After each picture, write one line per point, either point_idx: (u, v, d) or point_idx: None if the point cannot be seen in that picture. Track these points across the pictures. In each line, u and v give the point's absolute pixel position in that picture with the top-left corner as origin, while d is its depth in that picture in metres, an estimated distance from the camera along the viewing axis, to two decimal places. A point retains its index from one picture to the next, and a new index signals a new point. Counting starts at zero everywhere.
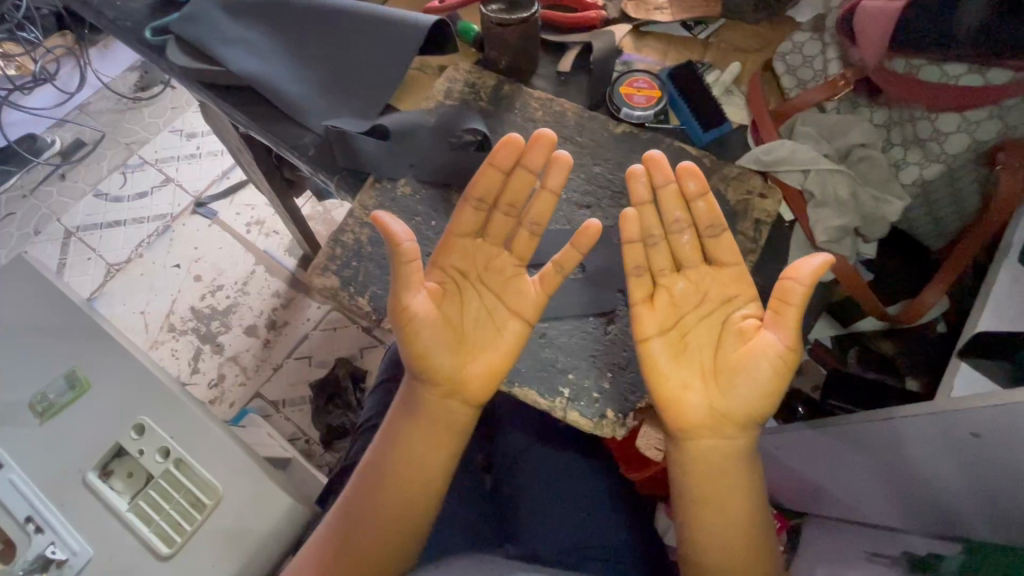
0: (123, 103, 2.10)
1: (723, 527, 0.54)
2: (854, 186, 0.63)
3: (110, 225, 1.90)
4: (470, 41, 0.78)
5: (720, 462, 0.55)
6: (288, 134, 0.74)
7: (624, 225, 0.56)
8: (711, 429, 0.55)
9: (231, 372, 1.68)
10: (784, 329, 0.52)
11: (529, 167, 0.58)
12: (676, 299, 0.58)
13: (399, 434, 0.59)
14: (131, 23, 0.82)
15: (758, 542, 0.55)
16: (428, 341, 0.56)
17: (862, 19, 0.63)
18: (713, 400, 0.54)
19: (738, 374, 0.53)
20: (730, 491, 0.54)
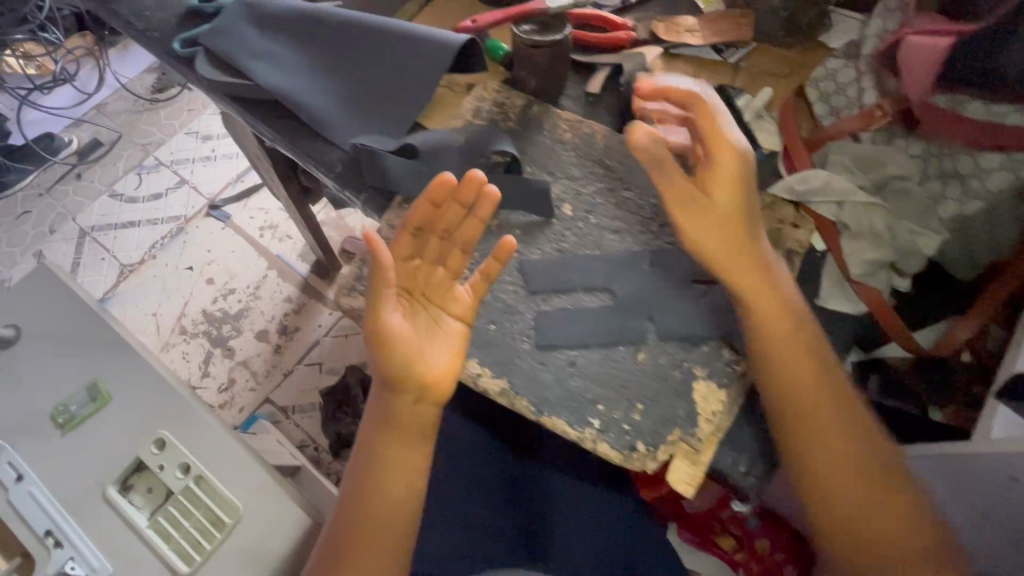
0: (140, 104, 2.11)
1: (836, 462, 0.57)
2: (890, 219, 0.62)
3: (124, 225, 1.90)
4: (499, 60, 0.77)
5: (813, 400, 0.58)
6: (315, 150, 0.74)
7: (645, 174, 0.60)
8: (788, 379, 0.58)
9: (241, 376, 1.68)
10: (716, 186, 0.60)
11: (455, 197, 0.60)
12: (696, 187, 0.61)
13: (375, 446, 0.62)
14: (160, 33, 0.82)
15: (877, 454, 0.58)
16: (394, 364, 0.59)
17: (911, 50, 0.63)
18: (777, 351, 0.58)
19: (760, 313, 0.58)
20: (828, 423, 0.58)
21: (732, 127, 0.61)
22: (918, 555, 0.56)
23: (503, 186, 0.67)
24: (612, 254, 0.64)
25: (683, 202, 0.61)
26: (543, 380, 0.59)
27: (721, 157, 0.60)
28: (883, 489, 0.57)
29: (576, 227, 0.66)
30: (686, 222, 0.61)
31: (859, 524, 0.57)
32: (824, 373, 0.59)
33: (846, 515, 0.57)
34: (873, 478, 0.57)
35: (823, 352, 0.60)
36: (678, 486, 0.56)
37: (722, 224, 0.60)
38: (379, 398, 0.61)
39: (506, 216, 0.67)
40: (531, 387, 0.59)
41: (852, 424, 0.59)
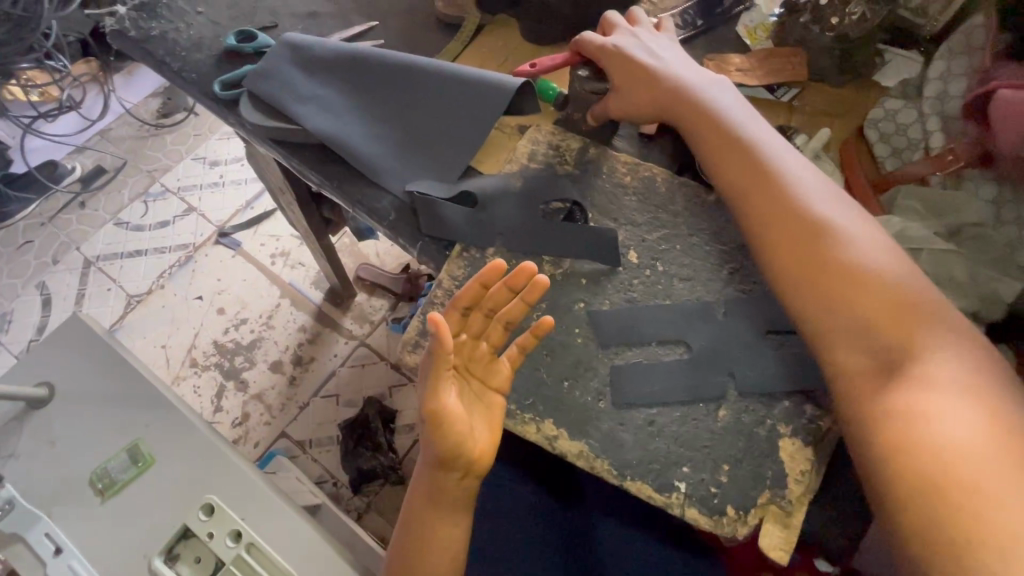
0: (145, 130, 2.07)
1: (838, 297, 0.55)
2: (969, 267, 0.61)
3: (130, 255, 1.86)
4: (550, 101, 0.75)
5: (809, 243, 0.57)
6: (365, 196, 0.71)
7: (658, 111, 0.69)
8: (779, 225, 0.59)
9: (255, 410, 1.63)
10: (617, 66, 0.70)
11: (502, 281, 0.56)
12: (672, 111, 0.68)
13: (414, 516, 0.60)
14: (199, 75, 0.81)
15: (899, 297, 0.54)
16: (450, 446, 0.55)
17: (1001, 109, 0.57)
18: (761, 197, 0.60)
19: (731, 171, 0.63)
20: (824, 268, 0.56)
21: (609, 39, 0.72)
22: (948, 400, 0.47)
23: (568, 234, 0.65)
24: (683, 304, 0.62)
25: (620, 97, 0.69)
26: (623, 441, 0.56)
27: (607, 53, 0.71)
28: (901, 331, 0.52)
29: (643, 275, 0.64)
30: (626, 98, 0.69)
31: (873, 369, 0.52)
32: (826, 219, 0.58)
33: (852, 361, 0.53)
34: (894, 320, 0.53)
35: (833, 207, 0.59)
36: (773, 553, 0.53)
37: (635, 79, 0.69)
38: (427, 477, 0.59)
39: (571, 265, 0.65)
40: (609, 448, 0.56)
41: (866, 267, 0.55)
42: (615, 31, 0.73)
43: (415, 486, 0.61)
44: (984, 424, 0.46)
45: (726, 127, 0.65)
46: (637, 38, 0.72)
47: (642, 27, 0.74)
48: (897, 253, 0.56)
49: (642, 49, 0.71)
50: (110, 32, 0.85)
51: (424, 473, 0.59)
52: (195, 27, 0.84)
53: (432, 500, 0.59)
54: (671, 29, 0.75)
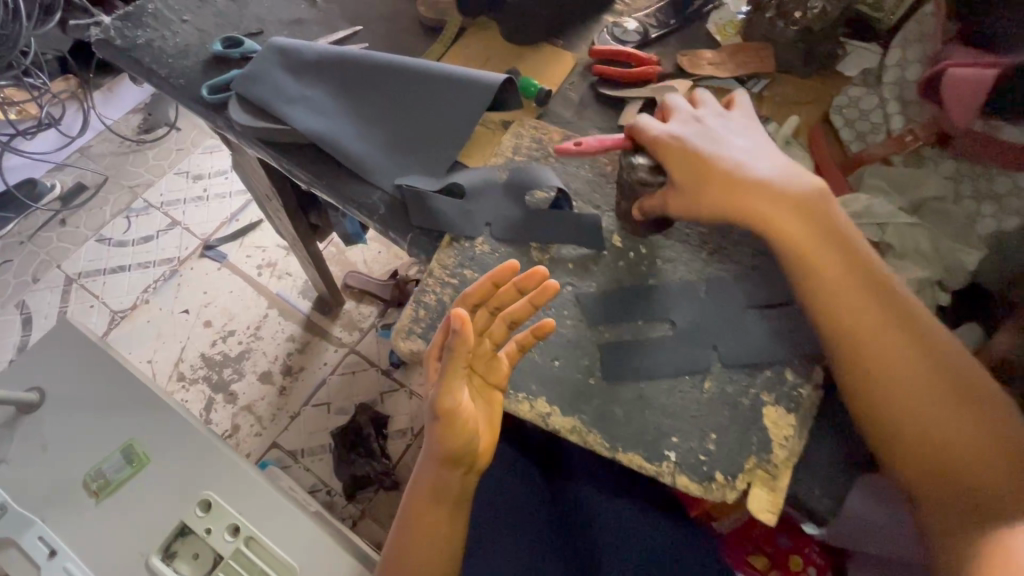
0: (126, 145, 2.05)
1: (938, 440, 0.54)
2: (933, 238, 0.64)
3: (113, 270, 1.84)
4: (532, 97, 0.79)
5: (907, 380, 0.56)
6: (355, 192, 0.73)
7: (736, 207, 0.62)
8: (877, 362, 0.56)
9: (245, 422, 1.62)
10: (687, 159, 0.63)
11: (512, 279, 0.56)
12: (762, 215, 0.61)
13: (417, 509, 0.61)
14: (185, 81, 0.82)
15: (995, 434, 0.54)
16: (460, 442, 0.56)
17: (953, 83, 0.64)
18: (860, 331, 0.57)
19: (840, 296, 0.58)
20: (928, 406, 0.55)
21: (672, 127, 0.65)
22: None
23: (554, 222, 0.67)
24: (668, 284, 0.65)
25: (689, 199, 0.62)
26: (615, 415, 0.59)
27: (674, 145, 0.63)
28: (996, 467, 0.53)
29: (627, 258, 0.67)
30: (697, 198, 0.62)
31: (963, 504, 0.52)
32: (926, 355, 0.56)
33: (940, 496, 0.53)
34: (989, 458, 0.53)
35: (927, 337, 0.57)
36: (761, 516, 0.55)
37: (712, 177, 0.62)
38: (432, 473, 0.60)
39: (557, 251, 0.67)
40: (601, 422, 0.58)
41: (964, 402, 0.55)
42: (676, 115, 0.66)
43: (418, 478, 0.62)
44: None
45: (820, 237, 0.60)
46: (704, 128, 0.65)
47: (708, 110, 0.67)
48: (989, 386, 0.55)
49: (716, 138, 0.64)
50: (95, 41, 0.86)
51: (427, 469, 0.60)
52: (181, 35, 0.86)
53: (436, 494, 0.60)
54: (741, 106, 0.69)
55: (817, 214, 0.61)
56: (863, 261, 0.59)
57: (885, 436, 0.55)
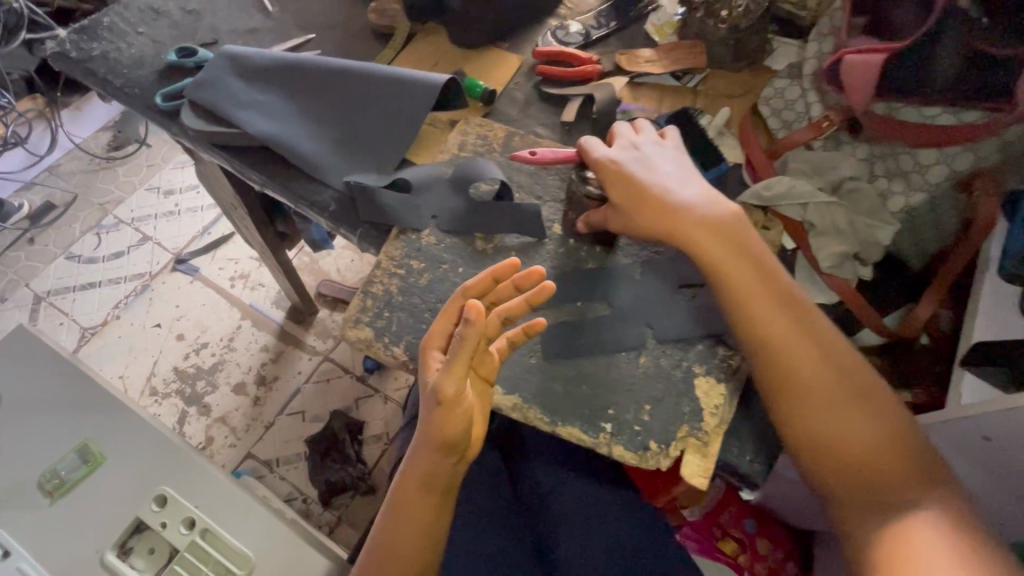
0: (95, 163, 2.03)
1: (846, 447, 0.56)
2: (848, 216, 0.69)
3: (84, 287, 1.81)
4: (478, 96, 0.82)
5: (821, 393, 0.57)
6: (307, 191, 0.75)
7: (662, 227, 0.62)
8: (796, 375, 0.57)
9: (220, 433, 1.59)
10: (618, 183, 0.64)
11: (516, 275, 0.57)
12: (688, 234, 0.61)
13: (401, 498, 0.61)
14: (141, 90, 0.84)
15: (900, 453, 0.55)
16: (455, 429, 0.57)
17: (850, 73, 0.65)
18: (779, 347, 0.58)
19: (763, 315, 0.59)
20: (837, 427, 0.56)
21: (607, 152, 0.66)
22: (936, 531, 0.51)
23: (496, 213, 0.70)
24: (609, 266, 0.67)
25: (624, 219, 0.64)
26: (554, 391, 0.61)
27: (610, 170, 0.64)
28: (895, 472, 0.54)
29: (567, 243, 0.69)
30: (628, 220, 0.64)
31: (866, 503, 0.54)
32: (838, 369, 0.58)
33: (850, 504, 0.55)
34: (888, 465, 0.55)
35: (841, 360, 0.58)
36: (693, 480, 0.58)
37: (640, 198, 0.63)
38: (423, 462, 0.60)
39: (501, 239, 0.70)
40: (541, 398, 0.61)
41: (868, 414, 0.56)
42: (615, 141, 0.68)
43: (407, 468, 0.61)
44: (961, 552, 0.49)
45: (738, 256, 0.61)
46: (641, 153, 0.66)
47: (644, 136, 0.68)
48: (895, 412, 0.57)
49: (649, 162, 0.65)
50: (51, 54, 0.88)
51: (419, 455, 0.60)
52: (136, 46, 0.88)
53: (426, 482, 0.60)
54: (674, 138, 0.69)
55: (734, 235, 0.61)
56: (778, 279, 0.60)
57: (799, 442, 0.57)
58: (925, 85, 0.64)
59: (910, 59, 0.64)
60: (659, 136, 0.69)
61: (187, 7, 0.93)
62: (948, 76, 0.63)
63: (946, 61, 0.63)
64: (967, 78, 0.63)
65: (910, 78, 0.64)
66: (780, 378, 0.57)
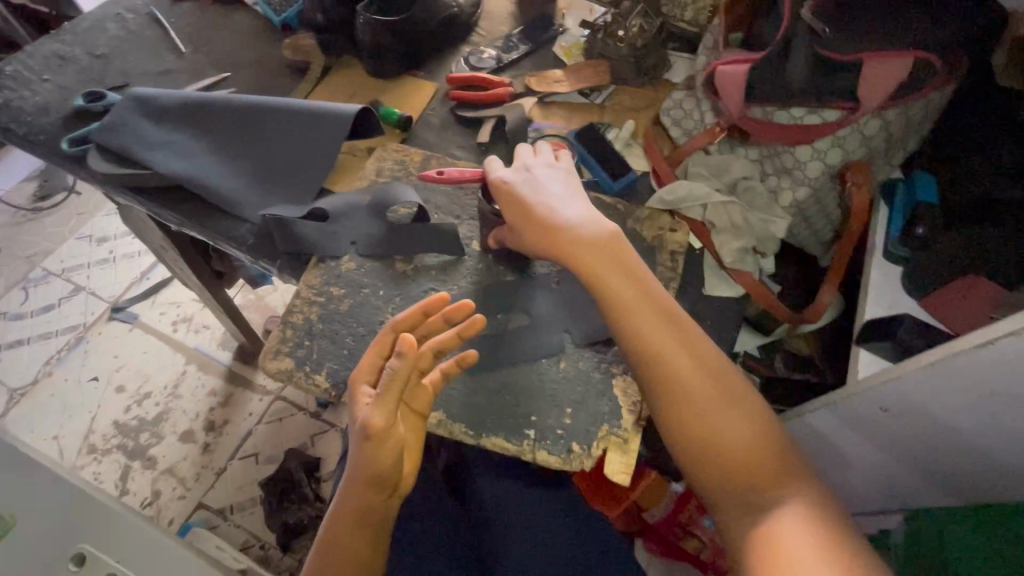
0: (20, 216, 1.91)
1: (721, 449, 0.58)
2: (744, 212, 0.74)
3: (11, 346, 1.68)
4: (395, 122, 0.84)
5: (698, 398, 0.58)
6: (223, 227, 0.75)
7: (547, 246, 0.63)
8: (677, 380, 0.59)
9: (167, 486, 1.50)
10: (508, 205, 0.66)
11: (448, 308, 0.59)
12: (570, 251, 0.63)
13: (331, 537, 0.59)
14: (46, 137, 0.82)
15: (771, 452, 0.57)
16: (386, 463, 0.56)
17: (722, 82, 0.72)
18: (660, 357, 0.59)
19: (643, 324, 0.60)
20: (713, 430, 0.58)
21: (501, 175, 0.68)
22: (799, 526, 0.52)
23: (412, 235, 0.72)
24: (527, 278, 0.69)
25: (518, 238, 0.65)
26: (477, 403, 0.63)
27: (502, 192, 0.66)
28: (765, 472, 0.56)
29: (485, 259, 0.71)
30: (520, 239, 0.65)
31: (738, 501, 0.56)
32: (714, 376, 0.59)
33: (728, 502, 0.57)
34: (760, 465, 0.57)
35: (717, 365, 0.60)
36: (615, 477, 0.60)
37: (528, 219, 0.65)
38: (353, 497, 0.58)
39: (421, 260, 0.72)
40: (465, 412, 0.62)
41: (741, 417, 0.58)
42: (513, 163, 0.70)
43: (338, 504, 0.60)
44: (823, 546, 0.51)
45: (618, 271, 0.62)
46: (531, 175, 0.68)
47: (539, 159, 0.70)
48: (766, 415, 0.59)
49: (538, 185, 0.67)
50: None
51: (349, 492, 0.59)
52: (41, 93, 0.87)
53: (357, 518, 0.59)
54: (567, 159, 0.72)
55: (613, 252, 0.63)
56: (654, 290, 0.62)
57: (678, 444, 0.59)
58: (782, 90, 0.70)
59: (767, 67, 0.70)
60: (553, 157, 0.71)
61: (95, 52, 0.93)
62: (801, 81, 0.69)
63: (796, 67, 0.68)
64: (815, 81, 0.68)
65: (767, 88, 0.70)
66: (662, 384, 0.59)
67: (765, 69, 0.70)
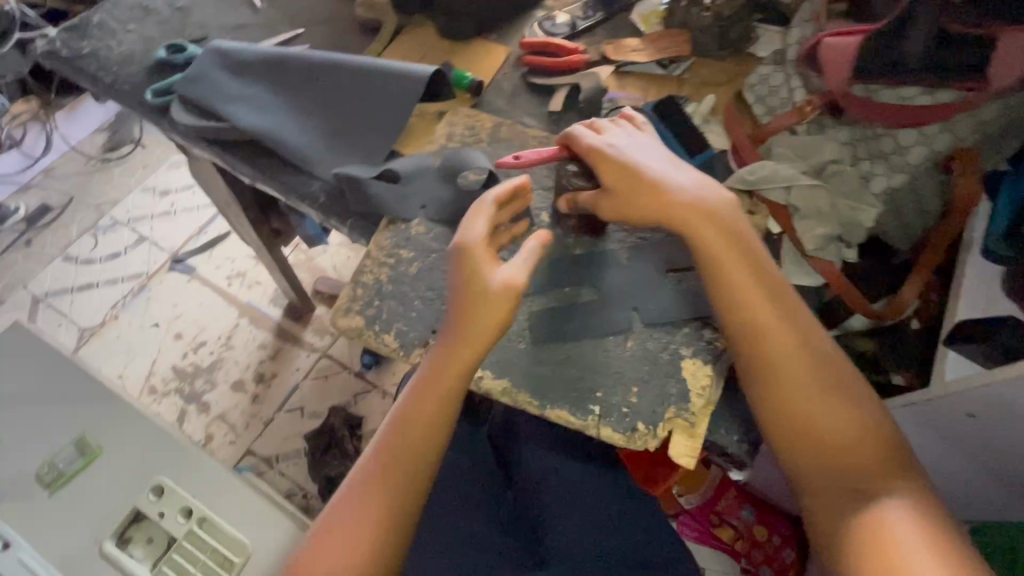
0: (91, 165, 1.97)
1: (824, 436, 0.56)
2: (833, 198, 0.70)
3: (80, 288, 1.76)
4: (465, 87, 0.83)
5: (804, 382, 0.57)
6: (298, 184, 0.76)
7: (653, 211, 0.62)
8: (780, 362, 0.57)
9: (219, 430, 1.56)
10: (614, 168, 0.63)
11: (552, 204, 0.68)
12: (678, 221, 0.61)
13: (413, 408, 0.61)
14: (131, 87, 0.85)
15: (879, 444, 0.55)
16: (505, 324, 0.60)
17: (826, 53, 0.69)
18: (765, 335, 0.58)
19: (752, 301, 0.59)
20: (818, 416, 0.56)
21: (602, 136, 0.66)
22: (904, 518, 0.51)
23: (482, 202, 0.71)
24: (597, 252, 0.68)
25: (619, 205, 0.63)
26: (544, 375, 0.63)
27: (603, 154, 0.64)
28: (869, 463, 0.55)
29: (556, 230, 0.70)
30: (622, 203, 0.63)
31: (835, 489, 0.55)
32: (821, 360, 0.58)
33: (826, 489, 0.55)
34: (866, 455, 0.55)
35: (824, 352, 0.58)
36: (680, 460, 0.59)
37: (634, 183, 0.63)
38: (449, 368, 0.59)
39: None
40: (530, 382, 0.62)
41: (849, 406, 0.56)
42: (602, 129, 0.67)
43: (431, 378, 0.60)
44: (934, 543, 0.49)
45: (728, 245, 0.60)
46: (634, 137, 0.66)
47: (627, 125, 0.69)
48: (875, 406, 0.57)
49: (643, 149, 0.65)
50: (41, 53, 0.89)
51: (431, 386, 0.60)
52: (126, 44, 0.89)
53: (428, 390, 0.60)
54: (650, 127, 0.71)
55: (722, 224, 0.61)
56: (763, 267, 0.61)
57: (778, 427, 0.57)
58: (897, 65, 0.66)
59: (885, 35, 0.66)
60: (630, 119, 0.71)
61: (175, 4, 0.94)
62: (919, 57, 0.65)
63: (915, 42, 0.65)
64: (936, 58, 0.64)
65: (880, 62, 0.66)
66: (765, 364, 0.58)
67: (883, 38, 0.66)
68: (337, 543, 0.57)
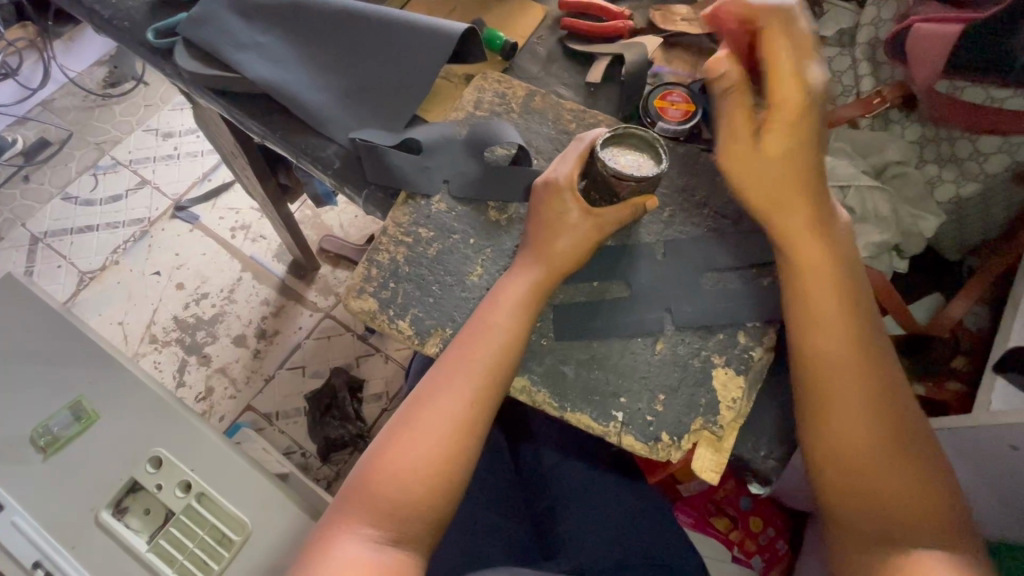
0: (91, 100, 1.87)
1: (870, 475, 0.52)
2: (893, 203, 0.68)
3: (80, 230, 1.70)
4: (497, 50, 0.76)
5: (863, 412, 0.53)
6: (310, 146, 0.70)
7: (773, 198, 0.55)
8: (840, 384, 0.54)
9: (219, 384, 1.53)
10: (786, 135, 0.53)
11: (598, 156, 0.59)
12: (783, 216, 0.56)
13: (488, 325, 0.57)
14: (130, 24, 0.77)
15: (926, 501, 0.51)
16: (575, 257, 0.59)
17: (918, 41, 0.63)
18: (833, 365, 0.54)
19: (828, 316, 0.55)
20: (870, 451, 0.52)
21: (802, 94, 0.52)
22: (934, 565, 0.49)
23: (511, 181, 0.65)
24: (632, 246, 0.63)
25: (747, 171, 0.55)
26: (568, 376, 0.59)
27: (786, 120, 0.52)
28: (908, 519, 0.51)
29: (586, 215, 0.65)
30: (751, 171, 0.55)
31: (868, 533, 0.52)
32: (888, 397, 0.54)
33: (859, 531, 0.52)
34: (910, 509, 0.51)
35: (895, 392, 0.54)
36: (704, 475, 0.57)
37: (791, 158, 0.54)
38: (521, 296, 0.58)
39: (516, 210, 0.66)
40: (550, 381, 0.59)
41: (905, 456, 0.52)
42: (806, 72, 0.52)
43: (497, 314, 0.58)
44: None
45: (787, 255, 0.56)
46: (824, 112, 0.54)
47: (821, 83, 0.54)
48: (934, 465, 0.53)
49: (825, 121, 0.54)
50: None
51: (484, 330, 0.57)
52: None
53: (522, 302, 0.58)
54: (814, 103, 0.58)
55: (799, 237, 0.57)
56: (847, 282, 0.56)
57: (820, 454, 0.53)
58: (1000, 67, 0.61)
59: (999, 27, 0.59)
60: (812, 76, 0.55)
61: None
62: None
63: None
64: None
65: (983, 58, 0.61)
66: (827, 384, 0.54)
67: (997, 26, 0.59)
68: (420, 434, 0.55)
